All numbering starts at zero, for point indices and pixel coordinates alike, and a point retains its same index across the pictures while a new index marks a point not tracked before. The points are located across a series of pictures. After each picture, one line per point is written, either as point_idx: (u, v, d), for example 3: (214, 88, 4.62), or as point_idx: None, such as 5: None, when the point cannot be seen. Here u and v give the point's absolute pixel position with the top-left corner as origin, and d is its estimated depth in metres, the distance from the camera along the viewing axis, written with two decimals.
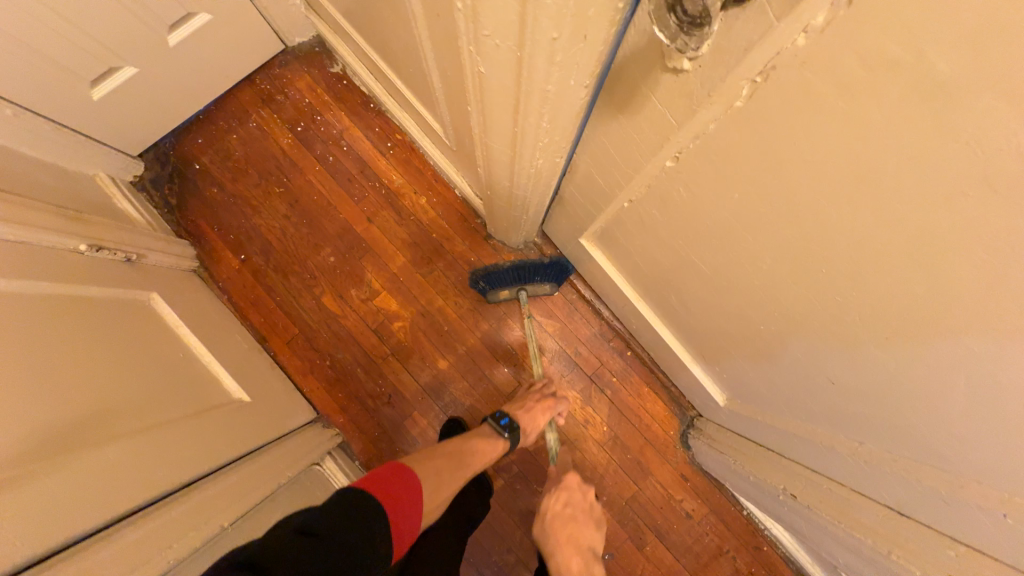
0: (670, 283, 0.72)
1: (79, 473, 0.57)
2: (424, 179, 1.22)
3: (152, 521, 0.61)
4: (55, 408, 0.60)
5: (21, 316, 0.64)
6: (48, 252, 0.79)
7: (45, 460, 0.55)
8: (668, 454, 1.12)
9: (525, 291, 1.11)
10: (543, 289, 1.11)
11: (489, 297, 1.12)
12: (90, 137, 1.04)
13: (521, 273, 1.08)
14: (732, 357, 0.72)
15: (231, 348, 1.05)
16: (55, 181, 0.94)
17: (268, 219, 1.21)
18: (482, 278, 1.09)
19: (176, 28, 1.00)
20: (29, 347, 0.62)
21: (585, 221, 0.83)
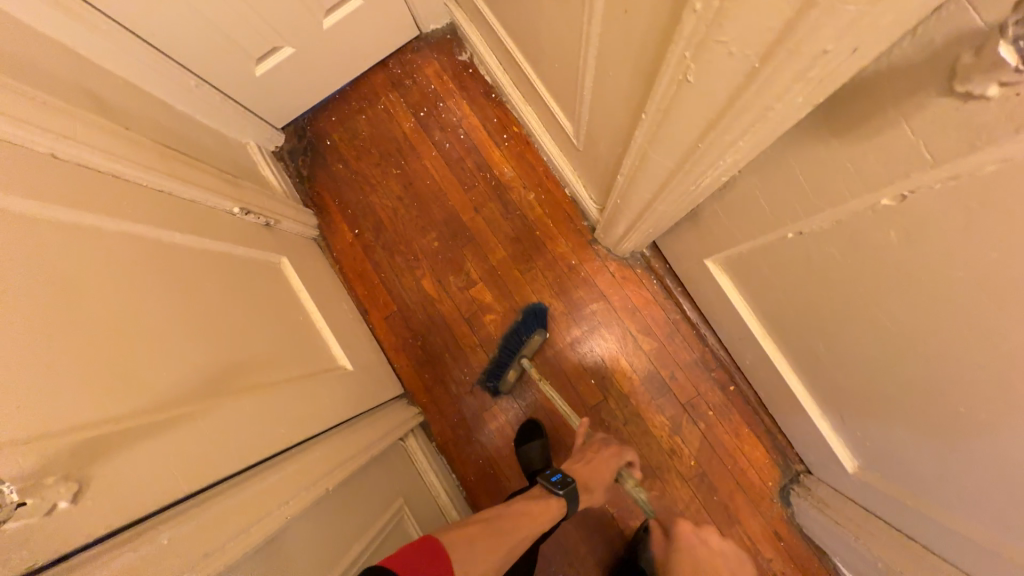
0: (823, 329, 0.63)
1: (226, 425, 0.62)
2: (536, 174, 1.20)
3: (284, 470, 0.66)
4: (209, 358, 0.67)
5: (186, 271, 0.73)
6: (210, 211, 0.89)
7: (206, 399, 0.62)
8: (762, 505, 1.01)
9: (526, 358, 1.09)
10: (535, 341, 1.08)
11: (503, 390, 1.12)
12: (246, 109, 1.15)
13: (509, 346, 1.09)
14: (891, 427, 0.61)
15: (340, 317, 1.12)
16: (219, 147, 1.05)
17: (383, 198, 1.27)
18: (487, 376, 1.11)
19: (332, 12, 1.07)
20: (192, 299, 0.70)
21: (719, 244, 0.75)
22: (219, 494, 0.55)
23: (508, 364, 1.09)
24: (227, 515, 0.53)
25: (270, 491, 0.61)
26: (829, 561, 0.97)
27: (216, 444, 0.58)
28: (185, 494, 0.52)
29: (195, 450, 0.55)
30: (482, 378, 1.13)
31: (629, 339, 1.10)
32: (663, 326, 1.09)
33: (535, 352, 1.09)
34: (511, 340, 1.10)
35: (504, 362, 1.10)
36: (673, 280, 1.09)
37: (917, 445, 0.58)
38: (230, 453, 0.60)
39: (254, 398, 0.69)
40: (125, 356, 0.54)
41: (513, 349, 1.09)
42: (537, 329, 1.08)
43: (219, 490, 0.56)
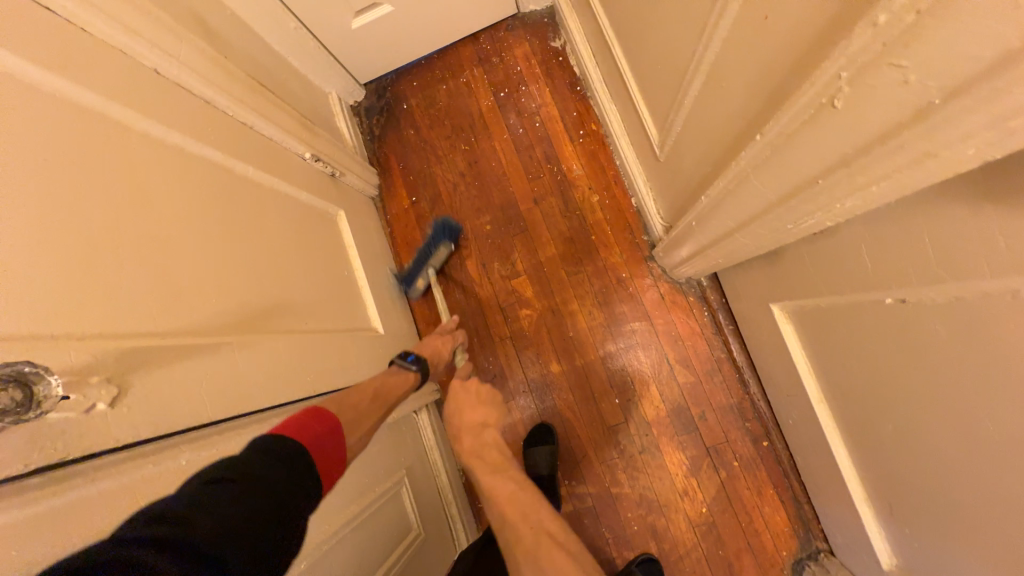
0: (899, 411, 0.56)
1: (259, 362, 0.63)
2: (604, 176, 1.15)
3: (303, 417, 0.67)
4: (256, 292, 0.68)
5: (251, 205, 0.75)
6: (284, 151, 0.91)
7: (246, 332, 0.64)
8: (770, 573, 0.94)
9: (434, 269, 1.16)
10: (442, 252, 1.14)
11: (411, 293, 1.20)
12: (335, 58, 1.17)
13: (420, 256, 1.16)
14: (955, 539, 0.54)
15: (381, 279, 1.13)
16: (303, 92, 1.08)
17: (446, 171, 1.26)
18: (400, 282, 1.19)
19: None
20: (251, 234, 0.72)
21: (793, 291, 0.69)
22: (239, 428, 0.56)
23: (416, 272, 1.17)
24: None
25: None
26: None
27: (247, 378, 0.60)
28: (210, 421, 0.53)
29: (227, 379, 0.56)
30: (395, 280, 1.20)
31: (665, 366, 1.05)
32: (704, 362, 1.03)
33: (441, 261, 1.16)
34: (422, 250, 1.16)
35: (414, 272, 1.18)
36: (726, 316, 1.02)
37: (986, 568, 0.51)
38: (258, 390, 0.61)
39: (288, 340, 0.70)
40: (183, 277, 0.56)
41: (421, 257, 1.16)
42: (444, 240, 1.13)
43: (241, 424, 0.57)
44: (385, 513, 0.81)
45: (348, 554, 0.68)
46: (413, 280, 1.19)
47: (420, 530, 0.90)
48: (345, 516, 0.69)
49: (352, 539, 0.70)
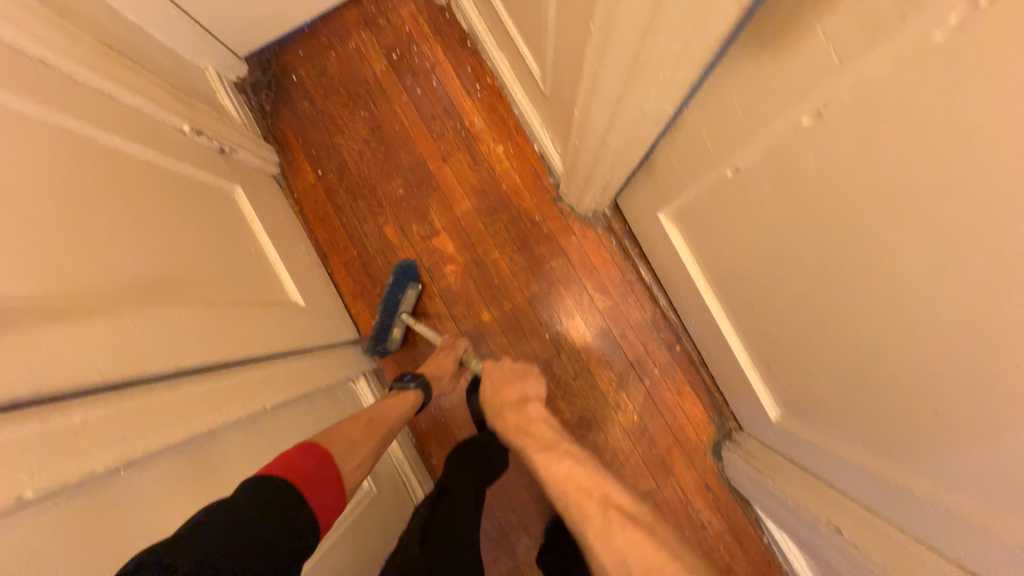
0: (756, 271, 0.66)
1: (157, 328, 0.60)
2: (506, 127, 1.19)
3: (225, 378, 0.66)
4: (145, 264, 0.64)
5: (125, 176, 0.69)
6: (159, 125, 0.84)
7: (138, 299, 0.60)
8: (696, 459, 1.07)
9: (406, 313, 1.13)
10: (412, 294, 1.13)
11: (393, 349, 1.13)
12: (205, 29, 1.09)
13: (388, 307, 1.10)
14: (805, 368, 0.66)
15: (296, 255, 1.10)
16: (173, 65, 1.00)
17: (349, 141, 1.24)
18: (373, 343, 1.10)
19: None
20: (129, 204, 0.67)
21: (672, 193, 0.78)
22: (148, 386, 0.54)
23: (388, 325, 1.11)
24: (150, 414, 0.52)
25: (201, 395, 0.60)
26: (751, 511, 1.04)
27: (146, 342, 0.57)
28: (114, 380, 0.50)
29: (123, 341, 0.54)
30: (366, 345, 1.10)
31: (586, 297, 1.13)
32: (619, 286, 1.12)
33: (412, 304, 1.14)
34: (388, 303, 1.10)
35: (383, 327, 1.10)
36: (631, 241, 1.11)
37: (828, 382, 0.62)
38: (161, 354, 0.58)
39: (190, 308, 0.67)
40: (47, 245, 0.51)
41: (388, 307, 1.10)
42: (412, 283, 1.12)
43: (149, 383, 0.55)
44: None
45: None
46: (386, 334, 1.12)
47: (372, 488, 0.91)
48: None
49: None
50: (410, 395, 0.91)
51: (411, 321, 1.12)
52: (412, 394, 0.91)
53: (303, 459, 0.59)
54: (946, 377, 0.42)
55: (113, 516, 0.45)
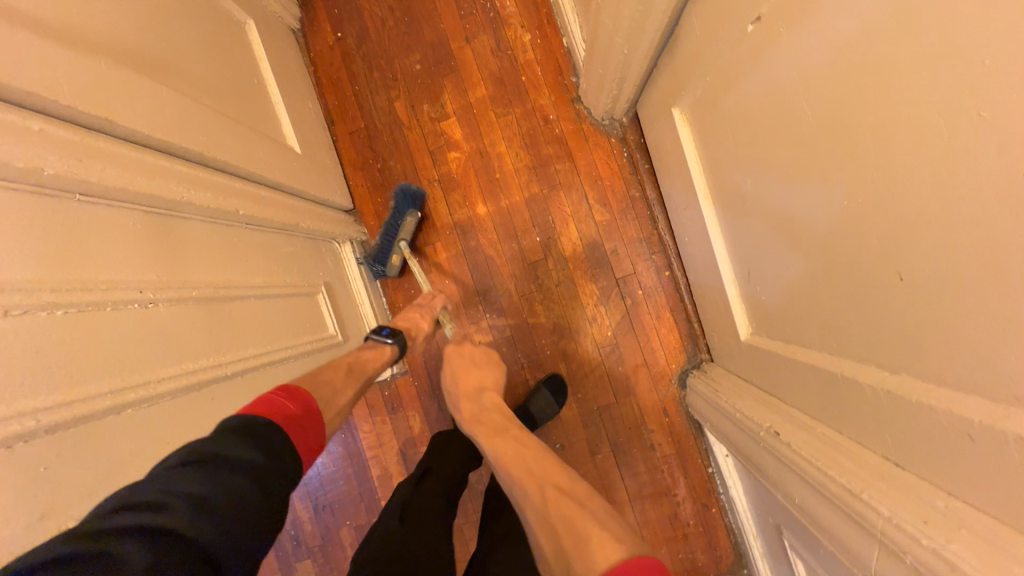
0: (756, 159, 0.62)
1: (143, 98, 0.59)
2: (537, 15, 1.12)
3: (200, 173, 0.66)
4: (140, 42, 0.63)
5: None
6: None
7: (133, 69, 0.60)
8: (660, 383, 1.07)
9: (402, 241, 1.06)
10: (409, 222, 1.06)
11: (390, 274, 1.10)
12: None
13: (388, 228, 1.07)
14: (784, 269, 0.63)
15: (301, 110, 1.07)
16: None
17: (373, 5, 1.18)
18: (372, 259, 1.10)
19: None
20: None
21: (692, 78, 0.73)
22: (113, 140, 0.54)
23: (386, 247, 1.07)
24: (118, 163, 0.53)
25: (174, 174, 0.61)
26: (703, 442, 1.05)
27: (133, 107, 0.57)
28: (75, 119, 0.51)
29: (104, 94, 0.54)
30: (369, 262, 1.11)
31: (584, 206, 1.10)
32: (620, 201, 1.09)
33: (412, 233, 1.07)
34: (388, 225, 1.08)
35: (383, 247, 1.09)
36: (642, 156, 1.07)
37: (801, 279, 0.60)
38: (145, 123, 0.59)
39: (181, 100, 0.66)
40: None
41: (386, 227, 1.07)
42: (409, 209, 1.05)
43: (110, 138, 0.55)
44: (299, 305, 0.83)
45: (250, 318, 0.69)
46: (388, 258, 1.09)
47: (339, 336, 0.92)
48: (246, 280, 0.70)
49: (255, 306, 0.71)
50: (387, 351, 0.79)
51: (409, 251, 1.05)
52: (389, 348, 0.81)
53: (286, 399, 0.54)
54: (919, 235, 0.40)
55: (67, 230, 0.46)
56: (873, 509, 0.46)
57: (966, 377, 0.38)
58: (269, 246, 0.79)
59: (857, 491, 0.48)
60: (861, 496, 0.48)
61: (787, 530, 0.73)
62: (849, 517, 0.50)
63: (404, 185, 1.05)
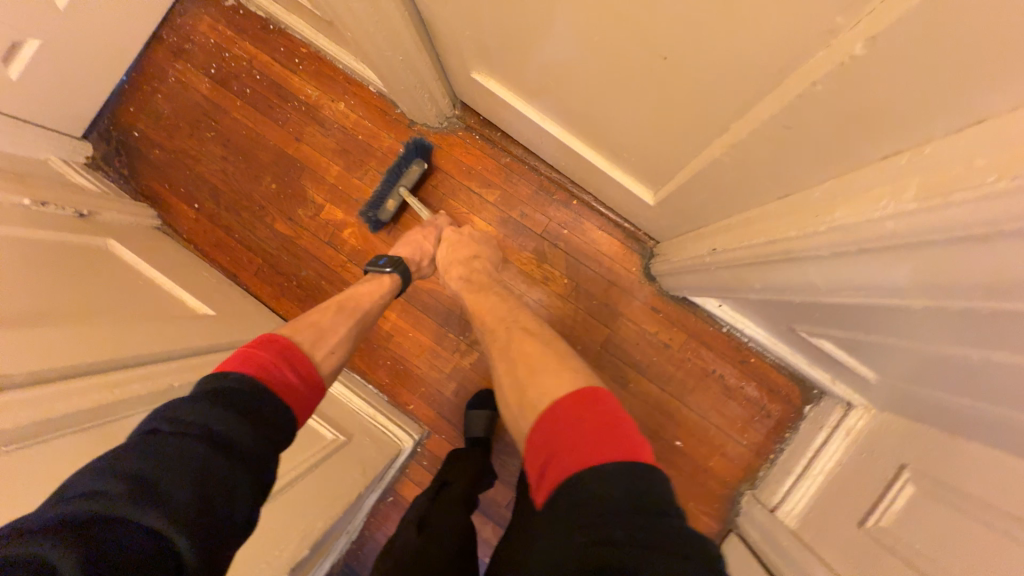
0: (541, 60, 0.68)
1: (43, 340, 0.63)
2: (337, 84, 1.21)
3: (129, 373, 0.69)
4: (14, 302, 0.68)
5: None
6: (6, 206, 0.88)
7: (25, 322, 0.64)
8: (634, 290, 1.09)
9: (402, 188, 1.11)
10: (415, 171, 1.11)
11: (382, 220, 1.13)
12: (36, 124, 1.12)
13: (389, 174, 1.11)
14: (623, 124, 0.69)
15: (199, 281, 1.12)
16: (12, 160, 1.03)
17: (208, 164, 1.26)
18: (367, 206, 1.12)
19: (16, 56, 1.00)
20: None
21: (464, 44, 0.81)
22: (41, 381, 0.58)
23: (384, 191, 1.11)
24: (26, 398, 0.54)
25: (99, 385, 0.63)
26: (702, 312, 1.06)
27: (36, 349, 0.61)
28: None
29: (12, 350, 0.58)
30: (361, 208, 1.13)
31: (474, 197, 1.15)
32: (499, 173, 1.14)
33: (414, 182, 1.12)
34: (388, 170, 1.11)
35: (382, 192, 1.12)
36: (491, 129, 1.14)
37: (635, 120, 0.64)
38: (54, 356, 0.62)
39: (82, 326, 0.70)
40: None
41: (386, 184, 1.12)
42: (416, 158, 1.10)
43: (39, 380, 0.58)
44: None
45: None
46: (382, 200, 1.12)
47: (341, 436, 0.91)
48: None
49: None
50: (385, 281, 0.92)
51: (408, 196, 1.10)
52: (388, 279, 0.93)
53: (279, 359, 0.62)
54: (645, 18, 0.45)
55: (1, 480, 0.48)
56: (784, 239, 0.48)
57: (755, 86, 0.42)
58: None
59: (772, 237, 0.50)
60: (774, 239, 0.50)
61: (794, 323, 0.74)
62: (778, 264, 0.51)
63: (418, 138, 1.10)
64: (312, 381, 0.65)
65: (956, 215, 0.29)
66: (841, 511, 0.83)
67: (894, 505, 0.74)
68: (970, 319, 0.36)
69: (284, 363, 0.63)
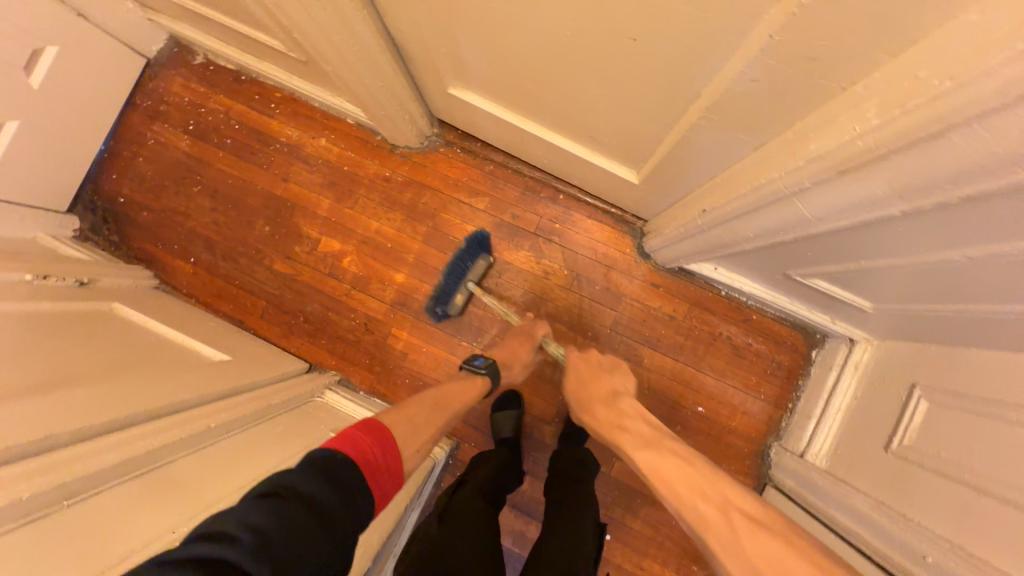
0: (515, 63, 0.74)
1: (75, 403, 0.64)
2: (316, 121, 1.25)
3: (164, 421, 0.70)
4: (40, 372, 0.69)
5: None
6: (8, 285, 0.89)
7: (52, 390, 0.65)
8: (632, 270, 1.14)
9: (470, 282, 1.11)
10: (480, 266, 1.12)
11: (449, 313, 1.12)
12: (23, 205, 1.13)
13: (454, 271, 1.10)
14: (598, 110, 0.74)
15: (207, 330, 1.12)
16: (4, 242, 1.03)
17: (198, 217, 1.27)
18: (435, 304, 1.10)
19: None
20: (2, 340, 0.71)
21: (439, 61, 0.86)
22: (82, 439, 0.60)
23: (453, 289, 1.10)
24: (76, 454, 0.57)
25: (138, 435, 0.64)
26: (699, 279, 1.11)
27: (71, 411, 0.62)
28: (39, 442, 0.56)
29: (47, 416, 0.60)
30: (430, 305, 1.11)
31: (465, 207, 1.19)
32: (485, 181, 1.19)
33: (480, 275, 1.12)
34: (454, 268, 1.10)
35: (448, 288, 1.10)
36: (471, 140, 1.19)
37: (611, 103, 0.70)
38: (92, 415, 0.64)
39: (110, 387, 0.71)
40: None
41: (455, 278, 1.10)
42: (482, 253, 1.11)
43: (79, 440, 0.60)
44: None
45: None
46: (450, 296, 1.11)
47: None
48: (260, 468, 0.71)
49: None
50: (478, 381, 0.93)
51: (478, 291, 1.10)
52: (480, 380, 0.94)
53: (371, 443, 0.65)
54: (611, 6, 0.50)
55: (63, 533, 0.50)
56: (770, 181, 0.53)
57: (718, 47, 0.47)
58: (258, 436, 0.82)
59: (758, 183, 0.55)
60: (760, 184, 0.55)
61: (788, 269, 0.79)
62: (767, 207, 0.56)
63: (480, 232, 1.11)
64: (397, 469, 0.67)
65: (936, 106, 0.34)
66: (866, 440, 0.87)
67: (913, 422, 0.78)
68: (951, 214, 0.41)
69: (380, 445, 0.66)
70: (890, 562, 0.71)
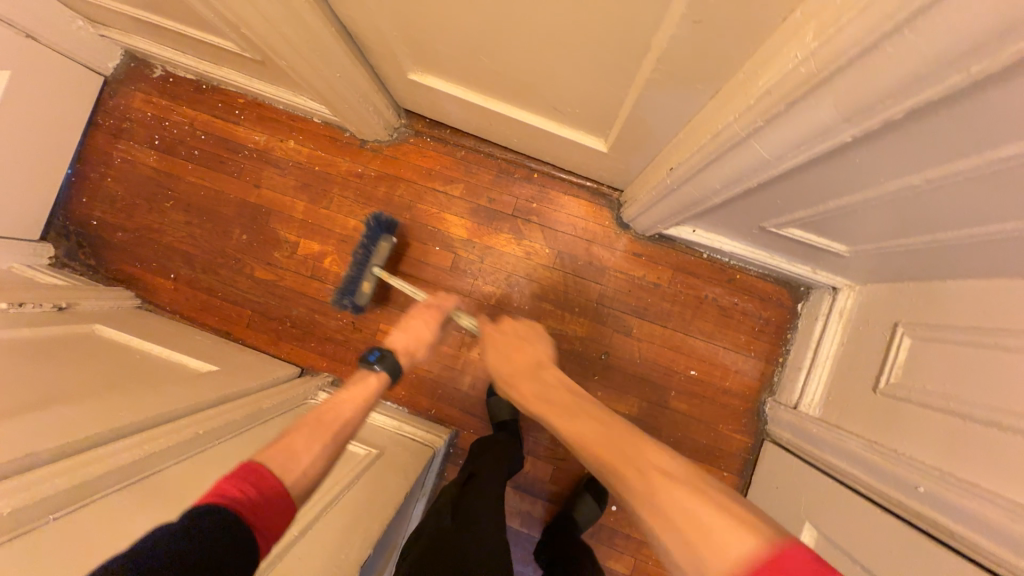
0: (469, 40, 0.73)
1: (61, 421, 0.64)
2: (282, 123, 1.24)
3: (155, 431, 0.70)
4: (20, 394, 0.68)
5: None
6: None
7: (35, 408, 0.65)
8: (613, 242, 1.14)
9: (377, 266, 1.07)
10: (383, 248, 1.07)
11: (360, 305, 1.07)
12: None
13: (358, 259, 1.06)
14: (557, 79, 0.73)
15: (194, 343, 1.11)
16: None
17: (174, 233, 1.26)
18: (343, 296, 1.05)
19: None
20: None
21: (395, 46, 0.85)
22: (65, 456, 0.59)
23: (357, 276, 1.05)
24: (64, 468, 0.57)
25: (129, 445, 0.64)
26: (681, 245, 1.11)
27: (55, 428, 0.62)
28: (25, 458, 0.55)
29: (31, 434, 0.59)
30: (337, 299, 1.06)
31: (441, 195, 1.18)
32: (458, 167, 1.18)
33: (385, 258, 1.08)
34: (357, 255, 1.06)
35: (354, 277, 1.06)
36: (440, 128, 1.18)
37: (568, 70, 0.69)
38: (77, 430, 0.63)
39: (94, 402, 0.71)
40: None
41: (359, 265, 1.06)
42: (383, 235, 1.07)
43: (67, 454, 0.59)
44: None
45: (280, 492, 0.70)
46: (357, 287, 1.07)
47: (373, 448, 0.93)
48: None
49: None
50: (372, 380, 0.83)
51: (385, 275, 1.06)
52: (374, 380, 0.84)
53: (243, 484, 0.56)
54: None
55: (49, 548, 0.49)
56: (728, 128, 0.53)
57: None
58: (252, 439, 0.82)
59: (717, 132, 0.55)
60: (719, 133, 0.55)
61: (762, 221, 0.80)
62: (728, 156, 0.56)
63: (378, 214, 1.07)
64: (288, 506, 0.58)
65: (888, 0, 0.33)
66: (854, 384, 0.88)
67: (898, 360, 0.79)
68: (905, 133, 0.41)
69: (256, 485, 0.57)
70: (884, 497, 0.72)
